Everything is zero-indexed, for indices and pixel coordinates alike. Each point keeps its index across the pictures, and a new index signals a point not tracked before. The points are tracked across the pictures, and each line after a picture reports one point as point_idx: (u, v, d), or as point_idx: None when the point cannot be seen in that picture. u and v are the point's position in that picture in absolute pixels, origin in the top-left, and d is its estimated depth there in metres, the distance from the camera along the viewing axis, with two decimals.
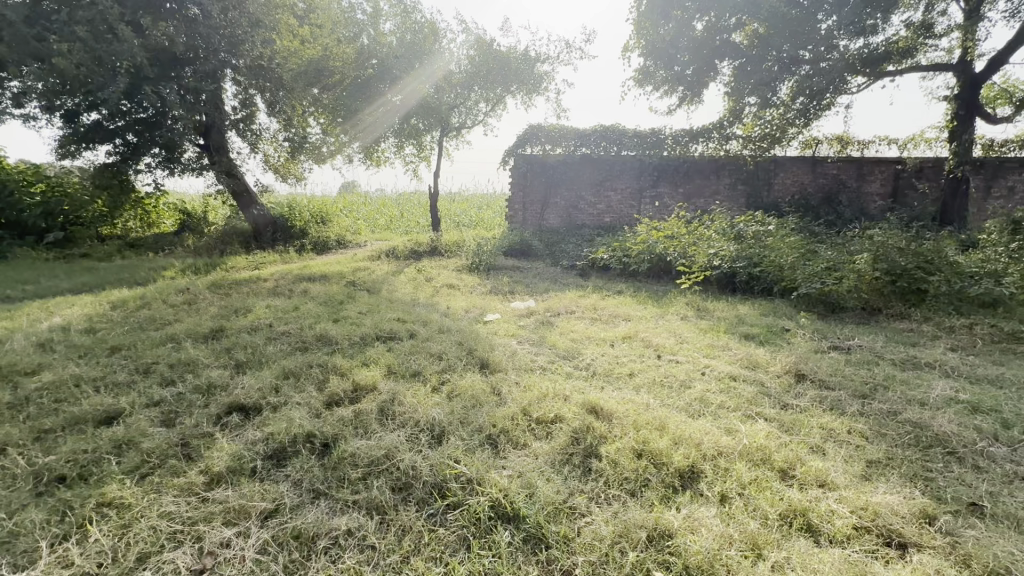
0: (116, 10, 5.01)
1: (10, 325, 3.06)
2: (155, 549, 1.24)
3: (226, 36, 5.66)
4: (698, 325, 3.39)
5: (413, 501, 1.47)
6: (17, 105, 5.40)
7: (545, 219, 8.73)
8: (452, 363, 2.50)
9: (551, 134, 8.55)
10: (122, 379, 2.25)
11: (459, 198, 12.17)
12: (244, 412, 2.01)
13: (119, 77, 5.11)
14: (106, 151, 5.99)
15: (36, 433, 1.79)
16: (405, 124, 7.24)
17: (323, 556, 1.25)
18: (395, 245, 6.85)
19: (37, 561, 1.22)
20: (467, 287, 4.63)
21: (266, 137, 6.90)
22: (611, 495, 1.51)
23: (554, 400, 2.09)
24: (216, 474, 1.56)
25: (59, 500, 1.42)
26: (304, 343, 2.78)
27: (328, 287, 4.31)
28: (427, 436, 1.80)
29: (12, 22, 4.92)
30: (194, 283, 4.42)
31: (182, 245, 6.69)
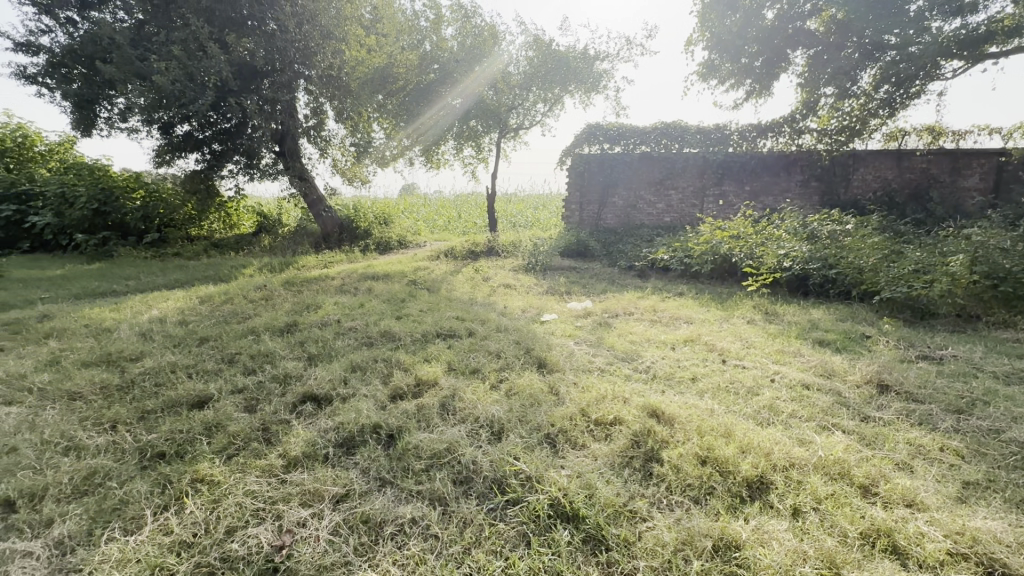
0: (206, 29, 5.50)
1: (117, 316, 3.44)
2: (241, 524, 1.35)
3: (300, 49, 6.03)
4: (766, 329, 3.23)
5: (474, 494, 1.51)
6: (123, 119, 6.02)
7: (602, 219, 8.59)
8: (510, 362, 2.53)
9: (609, 133, 8.43)
10: (210, 367, 2.46)
11: (516, 199, 12.27)
12: (316, 402, 2.13)
13: (208, 90, 5.58)
14: (195, 159, 6.53)
15: (140, 412, 2.00)
16: (465, 126, 7.44)
17: (389, 542, 1.31)
18: (453, 245, 7.02)
19: (143, 527, 1.37)
20: (524, 287, 4.66)
21: (334, 143, 7.29)
22: (674, 501, 1.48)
23: (614, 401, 2.07)
24: (293, 458, 1.67)
25: (160, 474, 1.58)
26: (370, 339, 2.91)
27: (391, 286, 4.48)
28: (487, 431, 1.84)
29: (120, 45, 5.51)
30: (270, 281, 4.74)
31: (259, 245, 7.20)
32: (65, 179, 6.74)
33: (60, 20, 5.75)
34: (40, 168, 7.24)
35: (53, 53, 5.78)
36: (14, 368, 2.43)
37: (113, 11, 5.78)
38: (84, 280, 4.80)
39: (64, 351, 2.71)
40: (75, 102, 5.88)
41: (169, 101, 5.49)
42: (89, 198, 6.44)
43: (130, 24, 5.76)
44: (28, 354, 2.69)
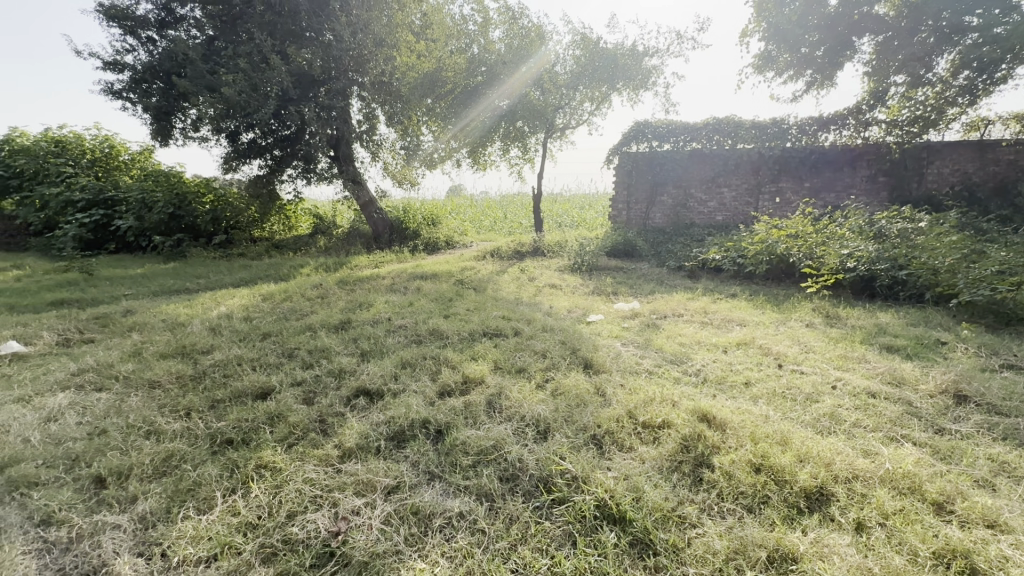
0: (269, 42, 5.88)
1: (190, 312, 3.72)
2: (301, 509, 1.43)
3: (354, 57, 6.27)
4: (827, 333, 3.06)
5: (520, 492, 1.53)
6: (195, 129, 6.46)
7: (650, 218, 8.40)
8: (556, 362, 2.53)
9: (659, 130, 8.19)
10: (272, 360, 2.61)
11: (561, 199, 12.18)
12: (368, 395, 2.22)
13: (270, 100, 5.91)
14: (258, 165, 6.91)
15: (211, 401, 2.15)
16: (511, 126, 7.48)
17: (438, 534, 1.35)
18: (499, 245, 7.08)
19: (214, 507, 1.47)
20: (570, 287, 4.63)
21: (385, 146, 7.53)
22: (725, 509, 1.43)
23: (663, 404, 2.03)
24: (348, 449, 1.75)
25: (229, 459, 1.70)
26: (419, 337, 2.99)
27: (439, 285, 4.57)
28: (533, 430, 1.85)
29: (193, 60, 5.93)
30: (325, 280, 4.95)
31: (315, 246, 7.54)
32: (145, 185, 7.35)
33: (142, 39, 6.26)
34: (123, 176, 7.92)
35: (136, 70, 6.29)
36: (104, 358, 2.68)
37: (188, 29, 6.24)
38: (161, 278, 5.21)
39: (144, 344, 2.95)
40: (155, 115, 6.38)
41: (236, 111, 5.85)
42: (165, 203, 6.96)
43: (202, 40, 6.19)
44: (115, 345, 2.95)
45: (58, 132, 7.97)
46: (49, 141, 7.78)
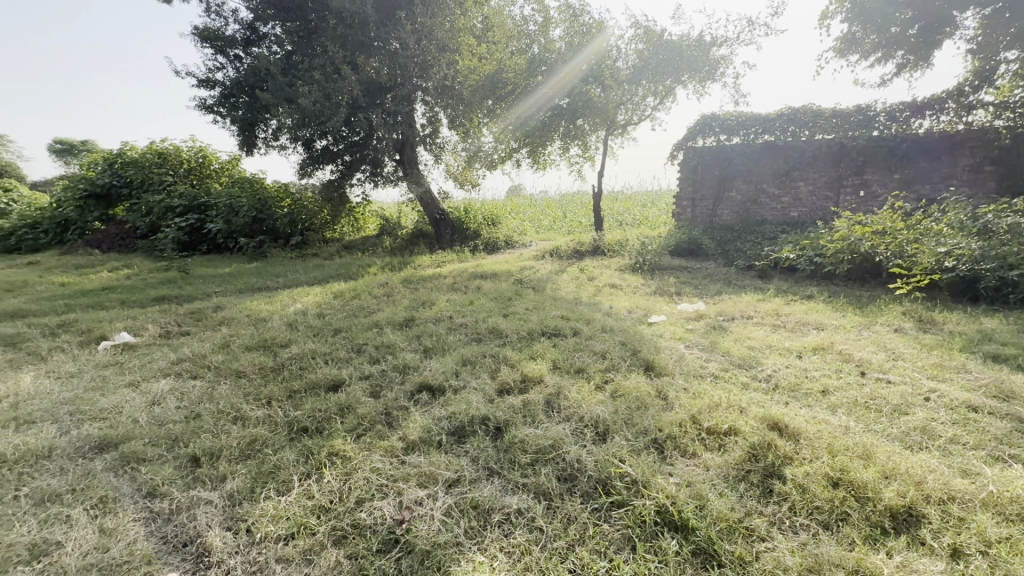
0: (340, 53, 6.21)
1: (271, 308, 4.02)
2: (369, 496, 1.51)
3: (418, 63, 6.49)
4: (920, 339, 2.79)
5: (578, 493, 1.52)
6: (275, 138, 6.96)
7: (717, 215, 8.04)
8: (616, 363, 2.49)
9: (727, 123, 7.80)
10: (342, 355, 2.77)
11: (622, 197, 11.93)
12: (431, 391, 2.30)
13: (341, 108, 6.25)
14: (330, 170, 7.32)
15: (288, 391, 2.32)
16: (572, 125, 7.25)
17: (497, 529, 1.38)
18: (559, 244, 7.05)
19: (290, 490, 1.59)
20: (630, 288, 4.52)
21: (448, 149, 7.71)
22: (798, 523, 1.35)
23: (729, 410, 1.94)
24: (412, 441, 1.82)
25: (305, 446, 1.82)
26: (479, 335, 3.04)
27: (499, 285, 4.64)
28: (592, 431, 1.84)
29: (274, 74, 6.39)
30: (391, 279, 5.16)
31: (381, 246, 7.87)
32: (232, 192, 8.02)
33: (230, 57, 6.83)
34: (215, 183, 8.70)
35: (225, 86, 6.87)
36: (198, 348, 2.97)
37: (269, 45, 6.73)
38: (245, 277, 5.67)
39: (232, 337, 3.23)
40: (241, 126, 6.94)
41: (311, 120, 6.24)
42: (249, 208, 7.57)
43: (282, 55, 6.66)
44: (207, 338, 3.26)
45: (161, 145, 8.89)
46: (154, 154, 8.71)
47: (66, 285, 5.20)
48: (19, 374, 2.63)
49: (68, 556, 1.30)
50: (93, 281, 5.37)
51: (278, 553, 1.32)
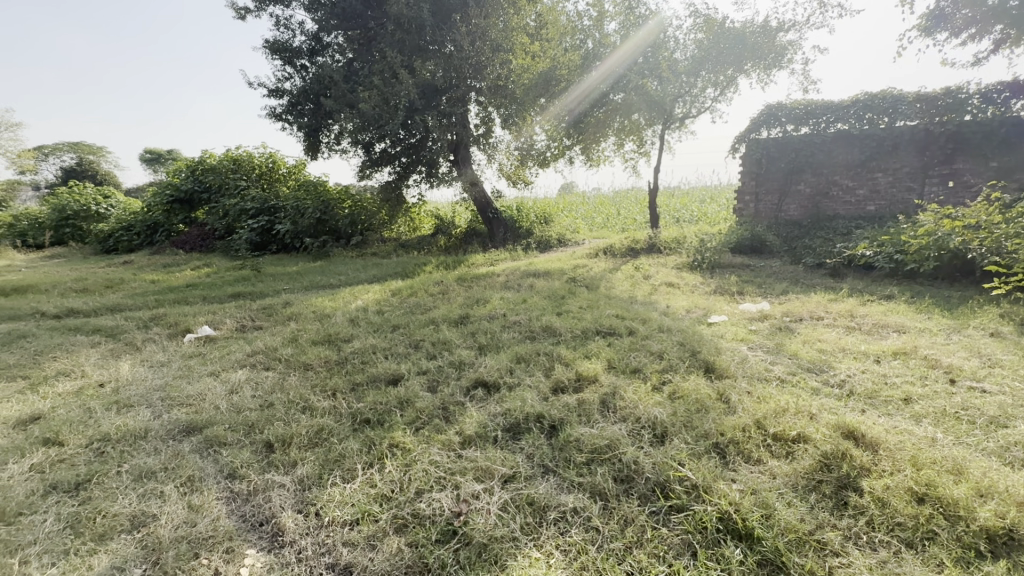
0: (398, 58, 6.40)
1: (334, 304, 4.23)
2: (427, 488, 1.56)
3: (473, 64, 6.58)
4: (1022, 345, 2.51)
5: (635, 495, 1.50)
6: (337, 142, 7.30)
7: (782, 210, 7.61)
8: (674, 363, 2.42)
9: (795, 112, 7.33)
10: (401, 350, 2.87)
11: (679, 192, 11.57)
12: (486, 387, 2.33)
13: (399, 112, 6.46)
14: (388, 172, 7.59)
15: (352, 383, 2.43)
16: (627, 120, 7.12)
17: (552, 526, 1.38)
18: (613, 242, 6.95)
19: (355, 478, 1.67)
20: (688, 286, 4.37)
21: (501, 148, 7.77)
22: (877, 540, 1.26)
23: (798, 417, 1.84)
24: (468, 436, 1.85)
25: (367, 437, 1.90)
26: (532, 333, 3.06)
27: (552, 283, 4.63)
28: (649, 432, 1.79)
29: (337, 81, 6.71)
30: (446, 278, 5.26)
31: (436, 245, 8.04)
32: (299, 195, 8.50)
33: (298, 67, 7.24)
34: (283, 186, 9.25)
35: (293, 95, 7.29)
36: (270, 342, 3.17)
37: (332, 54, 7.07)
38: (311, 275, 6.00)
39: (300, 331, 3.43)
40: (307, 132, 7.35)
41: (371, 124, 6.53)
42: (314, 209, 8.01)
43: (344, 63, 6.97)
44: (278, 332, 3.48)
45: (236, 152, 9.55)
46: (230, 160, 9.39)
47: (157, 282, 5.71)
48: (119, 362, 2.92)
49: (162, 528, 1.43)
50: (178, 279, 5.87)
51: (344, 537, 1.39)
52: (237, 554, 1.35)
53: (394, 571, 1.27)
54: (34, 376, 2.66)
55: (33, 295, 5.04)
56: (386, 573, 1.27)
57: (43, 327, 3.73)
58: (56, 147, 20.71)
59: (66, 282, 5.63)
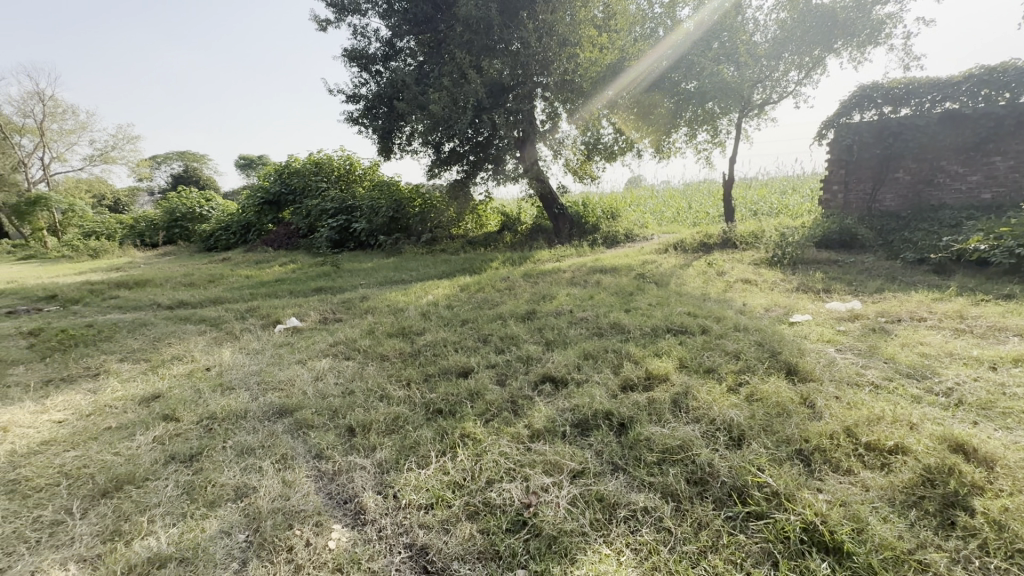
0: (467, 59, 6.53)
1: (407, 299, 4.43)
2: (498, 478, 1.60)
3: (540, 59, 6.58)
4: None
5: (710, 498, 1.45)
6: (409, 143, 7.60)
7: (878, 200, 6.85)
8: (752, 364, 2.30)
9: (893, 92, 6.53)
10: (470, 344, 2.95)
11: (756, 184, 10.90)
12: (554, 382, 2.35)
13: (467, 111, 6.61)
14: (457, 170, 7.79)
15: (424, 374, 2.54)
16: (699, 110, 6.62)
17: (623, 524, 1.37)
18: (684, 237, 6.68)
19: (429, 464, 1.74)
20: (767, 284, 4.12)
21: (567, 143, 7.73)
22: (992, 566, 1.14)
23: (895, 426, 1.69)
24: (537, 430, 1.88)
25: (440, 426, 1.99)
26: (600, 329, 3.03)
27: (619, 279, 4.55)
28: (725, 435, 1.73)
29: (409, 85, 6.96)
30: (512, 274, 5.33)
31: (502, 242, 8.14)
32: (374, 195, 8.95)
33: (372, 72, 7.60)
34: (359, 187, 9.77)
35: (368, 99, 7.67)
36: (350, 334, 3.38)
37: (405, 58, 7.36)
38: (385, 271, 6.30)
39: (376, 324, 3.63)
40: (381, 135, 7.72)
41: (441, 124, 6.74)
42: (388, 208, 8.42)
43: (415, 66, 7.23)
44: (357, 324, 3.70)
45: (318, 156, 10.22)
46: (312, 163, 10.07)
47: (251, 277, 6.25)
48: (221, 349, 3.25)
49: (262, 499, 1.58)
50: (268, 274, 6.39)
51: (420, 519, 1.47)
52: (325, 528, 1.46)
53: (467, 555, 1.32)
54: (154, 360, 3.03)
55: (151, 288, 5.71)
56: (460, 556, 1.32)
57: (160, 316, 4.23)
58: (167, 155, 23.19)
59: (177, 277, 6.32)
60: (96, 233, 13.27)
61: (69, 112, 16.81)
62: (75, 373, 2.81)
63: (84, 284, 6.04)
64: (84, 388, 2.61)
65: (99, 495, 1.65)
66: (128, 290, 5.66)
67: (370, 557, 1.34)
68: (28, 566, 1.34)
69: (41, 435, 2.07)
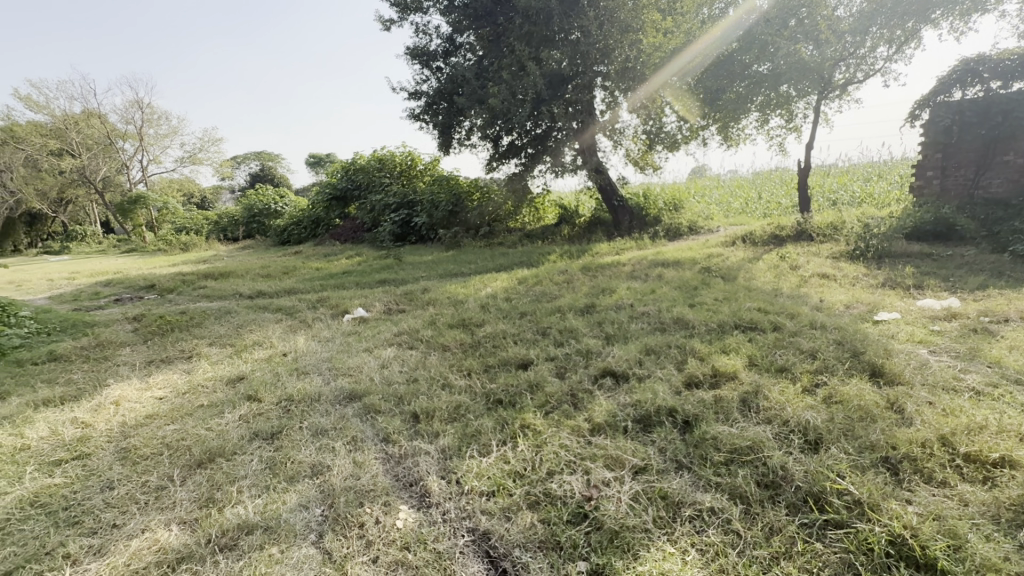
0: (526, 50, 6.51)
1: (466, 291, 4.52)
2: (558, 469, 1.61)
3: (601, 48, 6.46)
4: None
5: (783, 503, 1.38)
6: (468, 137, 7.73)
7: (984, 186, 6.08)
8: (831, 364, 2.16)
9: (1004, 66, 5.74)
10: (529, 336, 2.97)
11: (836, 171, 10.12)
12: (614, 377, 2.32)
13: (525, 104, 6.62)
14: (514, 163, 7.83)
15: (485, 365, 2.59)
16: (774, 93, 6.14)
17: (687, 524, 1.34)
18: (753, 229, 6.34)
19: (490, 453, 1.78)
20: (848, 279, 3.83)
21: (627, 134, 7.55)
22: None
23: (1002, 437, 1.52)
24: (598, 424, 1.87)
25: (500, 416, 2.02)
26: (662, 324, 2.95)
27: (683, 273, 4.39)
28: (800, 438, 1.63)
29: (468, 79, 7.07)
30: (570, 267, 5.30)
31: (560, 235, 8.10)
32: (434, 189, 9.17)
33: (433, 69, 7.77)
34: (420, 181, 10.05)
35: (429, 95, 7.85)
36: (413, 324, 3.51)
37: (464, 53, 7.46)
38: (444, 263, 6.44)
39: (438, 315, 3.73)
40: (441, 130, 7.89)
41: (499, 117, 6.80)
42: (447, 202, 8.60)
43: (474, 61, 7.31)
44: (419, 315, 3.83)
45: (381, 153, 10.60)
46: (377, 160, 10.47)
47: (321, 269, 6.62)
48: (296, 336, 3.47)
49: (335, 477, 1.69)
50: (336, 267, 6.73)
51: (482, 505, 1.50)
52: (393, 508, 1.53)
53: (529, 543, 1.34)
54: (239, 344, 3.29)
55: (234, 279, 6.19)
56: (521, 544, 1.34)
57: (242, 305, 4.58)
58: (246, 156, 24.94)
59: (256, 269, 6.81)
60: (187, 228, 14.55)
61: (164, 118, 18.49)
62: (173, 355, 3.12)
63: (177, 274, 6.65)
64: (180, 369, 2.88)
65: (196, 465, 1.82)
66: (214, 281, 6.17)
67: (435, 538, 1.40)
68: (138, 524, 1.50)
69: (146, 409, 2.31)
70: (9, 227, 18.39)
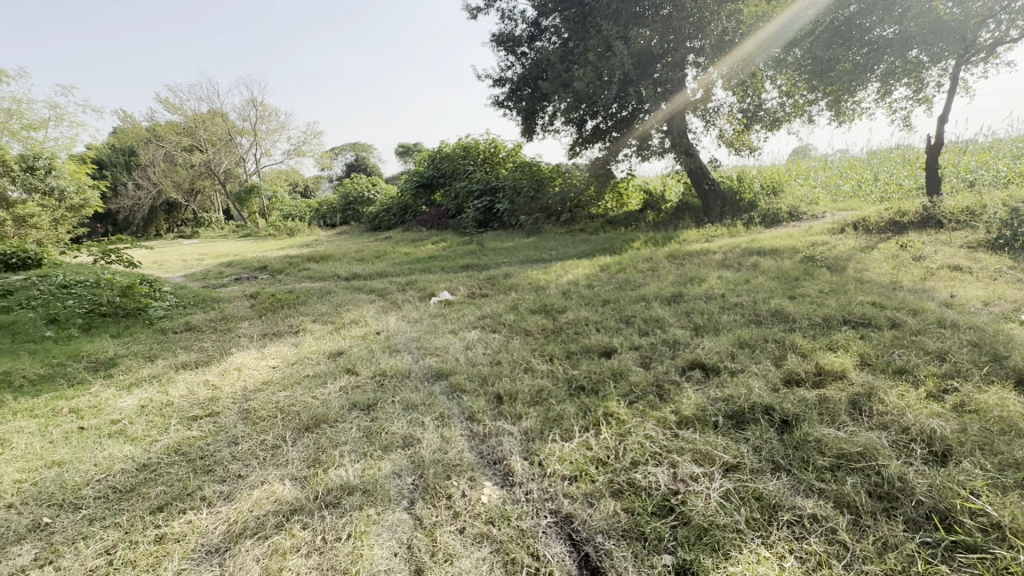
0: (614, 30, 6.30)
1: (547, 278, 4.53)
2: (642, 460, 1.58)
3: (695, 22, 6.16)
4: None
5: (900, 517, 1.25)
6: (552, 122, 7.70)
7: None
8: (964, 368, 1.90)
9: None
10: (613, 324, 2.92)
11: (975, 147, 8.75)
12: (704, 369, 2.21)
13: (612, 85, 6.43)
14: (598, 148, 7.70)
15: (567, 351, 2.59)
16: (900, 60, 5.27)
17: (785, 528, 1.25)
18: (866, 215, 5.70)
19: (572, 438, 1.79)
20: (988, 272, 3.32)
21: (722, 112, 7.08)
22: None
23: None
24: (685, 417, 1.80)
25: (583, 402, 2.01)
26: (758, 316, 2.76)
27: (782, 262, 4.07)
28: (923, 448, 1.46)
29: (553, 63, 7.00)
30: (655, 254, 5.11)
31: (644, 221, 7.83)
32: (516, 175, 9.23)
33: (518, 54, 7.77)
34: (503, 168, 10.17)
35: (513, 82, 7.89)
36: (496, 308, 3.59)
37: (549, 37, 7.37)
38: (524, 250, 6.49)
39: (520, 300, 3.78)
40: (525, 116, 7.92)
41: (584, 100, 6.70)
42: (529, 188, 8.63)
43: (559, 44, 7.19)
44: (501, 300, 3.91)
45: (466, 141, 10.85)
46: (461, 147, 10.73)
47: (409, 254, 6.97)
48: (388, 316, 3.70)
49: (425, 449, 1.79)
50: (422, 252, 7.05)
51: (564, 489, 1.52)
52: (478, 483, 1.60)
53: (612, 531, 1.33)
54: (338, 322, 3.57)
55: (332, 262, 6.72)
56: (604, 530, 1.34)
57: (340, 286, 4.95)
58: (342, 147, 26.75)
59: (351, 253, 7.32)
60: (293, 216, 15.96)
61: (274, 114, 20.30)
62: (283, 329, 3.46)
63: (285, 257, 7.34)
64: (289, 341, 3.19)
65: (305, 428, 2.02)
66: (316, 263, 6.73)
67: (519, 515, 1.44)
68: (259, 477, 1.70)
69: (262, 376, 2.60)
70: (153, 215, 21.36)
